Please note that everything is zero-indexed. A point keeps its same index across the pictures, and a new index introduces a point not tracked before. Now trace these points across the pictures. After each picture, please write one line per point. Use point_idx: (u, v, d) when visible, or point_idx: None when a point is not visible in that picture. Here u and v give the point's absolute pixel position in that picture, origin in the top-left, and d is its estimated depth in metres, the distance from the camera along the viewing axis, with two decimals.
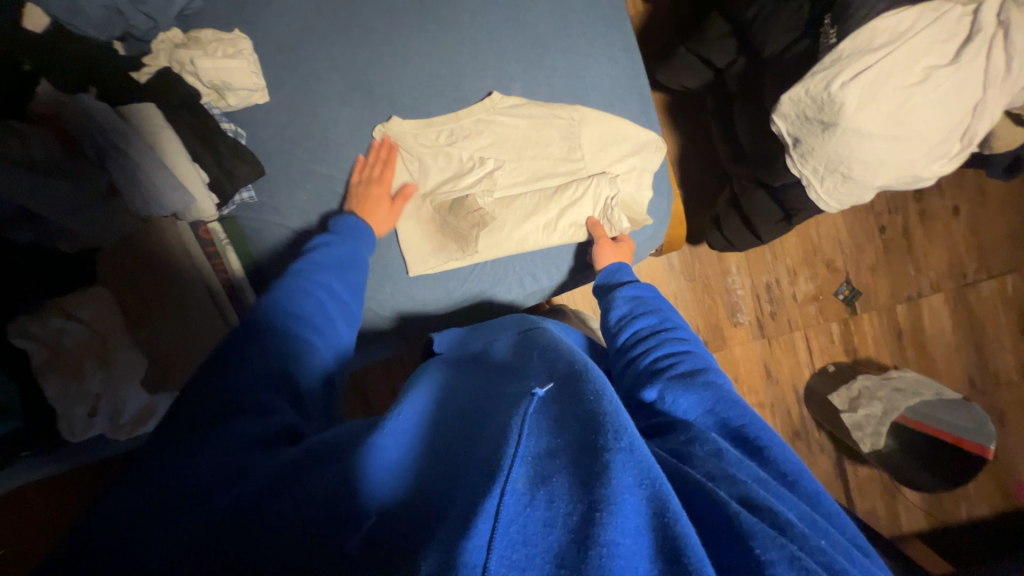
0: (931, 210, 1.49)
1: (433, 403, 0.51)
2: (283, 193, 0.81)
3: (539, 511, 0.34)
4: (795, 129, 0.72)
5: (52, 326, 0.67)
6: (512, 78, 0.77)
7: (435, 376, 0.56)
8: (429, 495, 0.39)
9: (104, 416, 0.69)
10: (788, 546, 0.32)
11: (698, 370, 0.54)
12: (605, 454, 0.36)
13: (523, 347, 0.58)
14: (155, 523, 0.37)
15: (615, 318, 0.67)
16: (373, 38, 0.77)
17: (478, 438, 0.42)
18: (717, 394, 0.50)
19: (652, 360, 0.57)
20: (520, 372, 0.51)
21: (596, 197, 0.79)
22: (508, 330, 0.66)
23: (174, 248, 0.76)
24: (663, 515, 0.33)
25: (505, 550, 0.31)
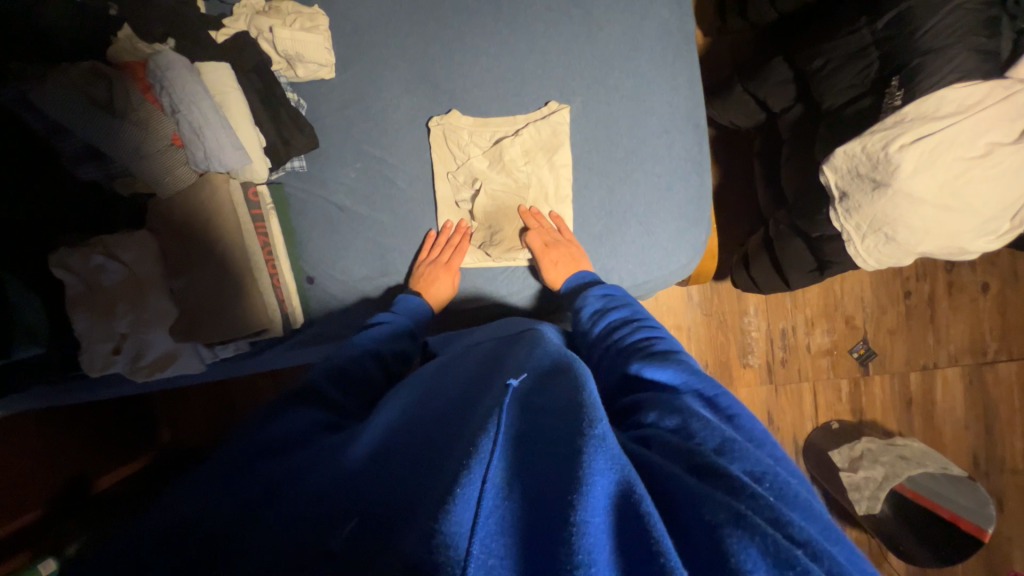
0: (960, 283, 1.47)
1: (411, 403, 0.55)
2: (333, 168, 0.83)
3: (512, 504, 0.36)
4: (844, 183, 0.73)
5: (93, 263, 0.72)
6: (573, 91, 0.78)
7: (411, 385, 0.61)
8: (410, 482, 0.41)
9: (125, 355, 0.75)
10: (733, 507, 0.34)
11: (672, 350, 0.57)
12: (580, 439, 0.39)
13: (514, 346, 0.62)
14: (155, 552, 0.38)
15: (589, 314, 0.70)
16: (445, 32, 0.79)
17: (461, 423, 0.46)
18: (691, 366, 0.53)
19: (627, 347, 0.60)
20: (497, 371, 0.54)
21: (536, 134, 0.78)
22: (492, 334, 0.71)
23: (220, 204, 0.76)
24: (630, 492, 0.36)
25: (486, 537, 0.33)
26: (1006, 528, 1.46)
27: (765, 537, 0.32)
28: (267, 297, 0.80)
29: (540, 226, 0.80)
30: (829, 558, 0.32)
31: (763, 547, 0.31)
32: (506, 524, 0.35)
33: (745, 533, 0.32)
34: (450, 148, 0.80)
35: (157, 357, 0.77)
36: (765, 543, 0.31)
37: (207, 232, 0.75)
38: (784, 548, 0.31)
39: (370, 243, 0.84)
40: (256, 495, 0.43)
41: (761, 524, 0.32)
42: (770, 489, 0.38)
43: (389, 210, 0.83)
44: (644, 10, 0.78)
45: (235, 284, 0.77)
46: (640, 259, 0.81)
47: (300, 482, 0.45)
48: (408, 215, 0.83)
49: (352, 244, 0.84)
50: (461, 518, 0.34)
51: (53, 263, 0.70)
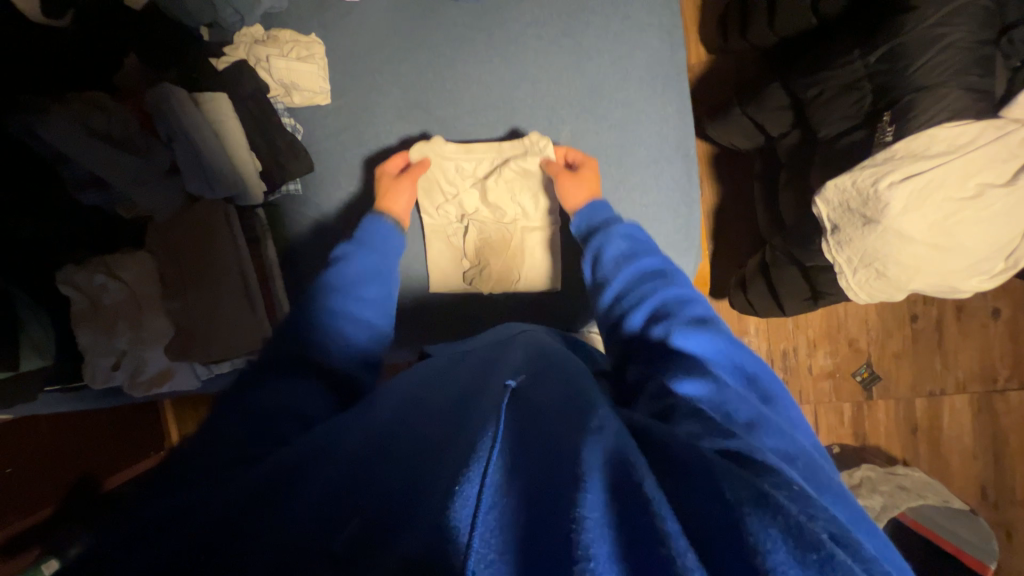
0: (970, 307, 1.43)
1: (394, 388, 0.54)
2: (327, 192, 0.85)
3: (512, 503, 0.34)
4: (834, 216, 0.72)
5: (96, 282, 0.75)
6: (562, 120, 0.79)
7: (405, 375, 0.59)
8: (400, 475, 0.39)
9: (124, 371, 0.78)
10: (756, 486, 0.31)
11: (706, 317, 0.54)
12: (579, 437, 0.37)
13: (509, 348, 0.62)
14: (126, 543, 0.34)
15: (611, 257, 0.64)
16: (437, 62, 0.80)
17: (470, 415, 0.44)
18: (726, 336, 0.51)
19: (655, 305, 0.57)
20: (495, 373, 0.53)
21: (526, 163, 0.80)
22: (488, 339, 0.71)
23: (217, 224, 0.77)
24: (628, 474, 0.33)
25: (486, 533, 0.32)
26: (1012, 562, 1.42)
27: (789, 518, 0.29)
28: (260, 316, 0.81)
29: (524, 254, 0.81)
30: (859, 547, 0.29)
31: (785, 528, 0.28)
32: (504, 520, 0.33)
33: (767, 513, 0.29)
34: (441, 175, 0.82)
35: (156, 373, 0.81)
36: (783, 522, 0.29)
37: (202, 249, 0.77)
38: (810, 532, 0.28)
39: None
40: (239, 497, 0.38)
41: (785, 506, 0.30)
42: (801, 469, 0.39)
43: None
44: (634, 40, 0.78)
45: (232, 304, 0.79)
46: None
47: (242, 471, 0.41)
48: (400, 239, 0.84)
49: None
50: (461, 514, 0.33)
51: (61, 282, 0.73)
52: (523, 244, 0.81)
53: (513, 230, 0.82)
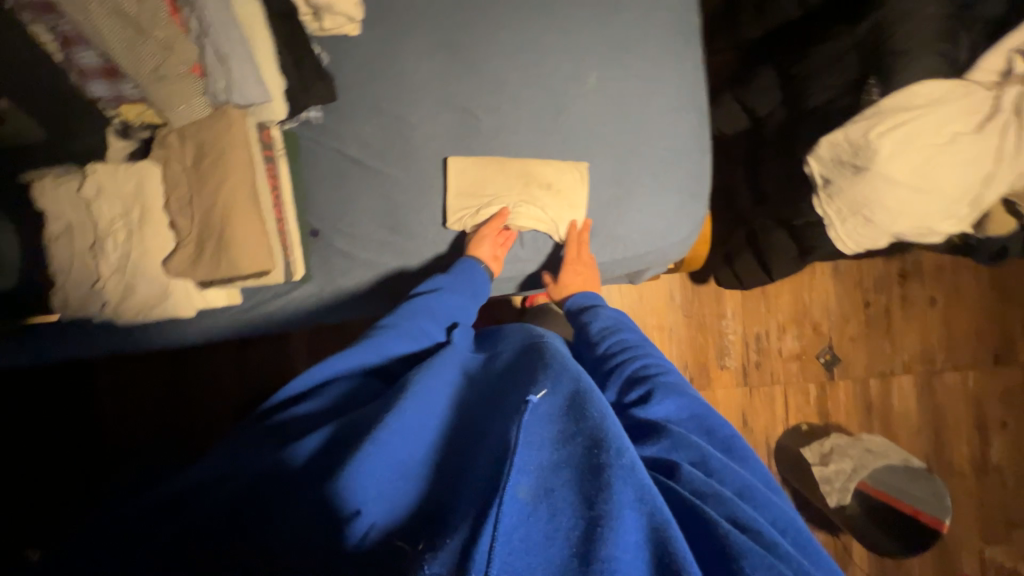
0: (912, 296, 1.61)
1: (432, 414, 0.50)
2: (349, 123, 0.83)
3: (540, 521, 0.37)
4: (827, 172, 0.82)
5: (84, 196, 0.71)
6: (588, 69, 0.83)
7: (435, 377, 0.53)
8: (425, 511, 0.43)
9: (108, 294, 0.72)
10: (772, 564, 0.37)
11: (680, 381, 0.59)
12: (605, 471, 0.39)
13: (536, 348, 0.55)
14: (142, 531, 0.41)
15: (599, 329, 0.70)
16: (471, 5, 0.83)
17: (491, 431, 0.45)
18: (694, 402, 0.57)
19: (630, 372, 0.61)
20: (520, 381, 0.49)
21: (552, 106, 0.83)
22: (514, 338, 0.63)
23: (235, 142, 0.71)
24: (660, 532, 0.37)
25: (510, 555, 0.35)
26: (957, 529, 1.55)
27: None
28: (275, 247, 0.75)
29: (532, 199, 0.83)
30: None
31: None
32: (521, 546, 0.35)
33: None
34: (467, 113, 0.83)
35: (141, 300, 0.73)
36: None
37: (215, 171, 0.71)
38: None
39: (379, 198, 0.83)
40: (246, 489, 0.44)
41: None
42: (790, 539, 0.45)
43: (403, 166, 0.84)
44: (656, 3, 0.85)
45: (242, 223, 0.71)
46: (644, 229, 0.85)
47: (253, 462, 0.47)
48: (422, 173, 0.84)
49: (364, 196, 0.83)
50: (483, 538, 0.35)
51: (36, 194, 0.71)
52: (558, 198, 0.82)
53: (540, 170, 0.82)
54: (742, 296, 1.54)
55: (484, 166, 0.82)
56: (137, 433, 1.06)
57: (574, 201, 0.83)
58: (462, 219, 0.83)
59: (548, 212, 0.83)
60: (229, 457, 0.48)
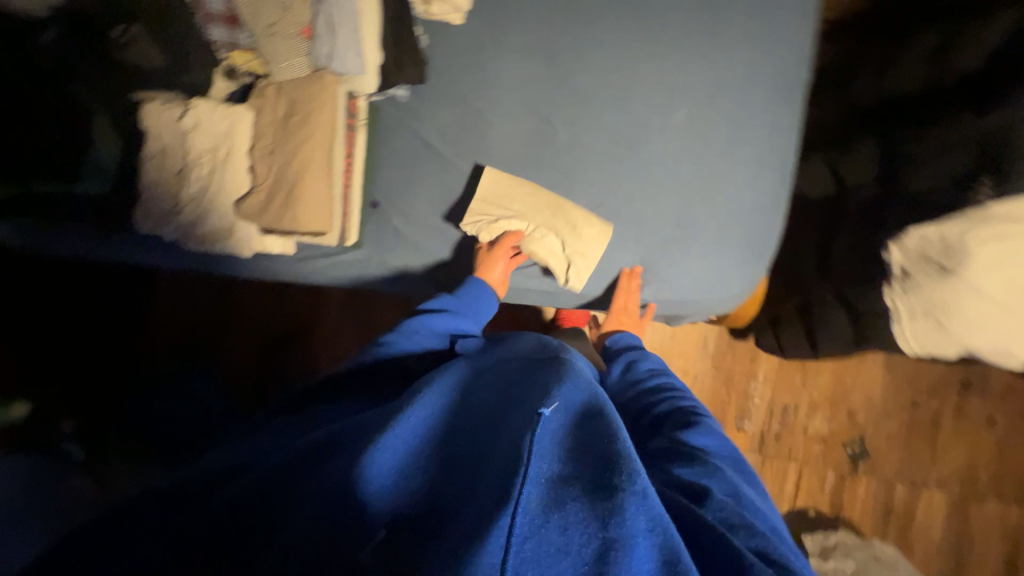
0: (968, 410, 1.47)
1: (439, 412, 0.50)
2: (432, 108, 0.85)
3: (551, 535, 0.37)
4: (906, 264, 0.80)
5: (182, 125, 0.76)
6: (679, 103, 0.81)
7: (444, 381, 0.54)
8: (426, 506, 0.42)
9: (182, 217, 0.78)
10: None
11: (716, 427, 0.65)
12: (618, 493, 0.40)
13: (547, 358, 0.55)
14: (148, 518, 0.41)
15: (647, 368, 0.77)
16: (577, 16, 0.82)
17: (498, 436, 0.45)
18: (730, 447, 0.63)
19: (670, 417, 0.66)
20: (528, 388, 0.49)
21: (633, 133, 0.82)
22: (527, 342, 0.64)
23: (325, 105, 0.75)
24: (675, 560, 0.38)
25: (519, 562, 0.35)
26: None
27: None
28: (336, 210, 0.78)
29: (590, 224, 0.81)
30: None
31: None
32: (528, 557, 0.35)
33: None
34: (546, 122, 0.83)
35: (208, 232, 0.79)
36: None
37: (300, 129, 0.74)
38: None
39: (442, 185, 0.85)
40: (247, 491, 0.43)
41: None
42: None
43: (472, 160, 0.85)
44: (767, 50, 0.81)
45: (312, 184, 0.74)
46: (695, 276, 0.82)
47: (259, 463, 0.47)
48: (488, 171, 0.84)
49: (429, 180, 0.85)
50: (493, 546, 0.35)
51: (139, 116, 0.79)
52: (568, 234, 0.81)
53: (570, 210, 0.81)
54: (779, 362, 1.47)
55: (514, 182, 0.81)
56: (165, 349, 1.13)
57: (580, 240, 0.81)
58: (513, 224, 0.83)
59: (558, 246, 0.81)
60: (239, 456, 0.49)
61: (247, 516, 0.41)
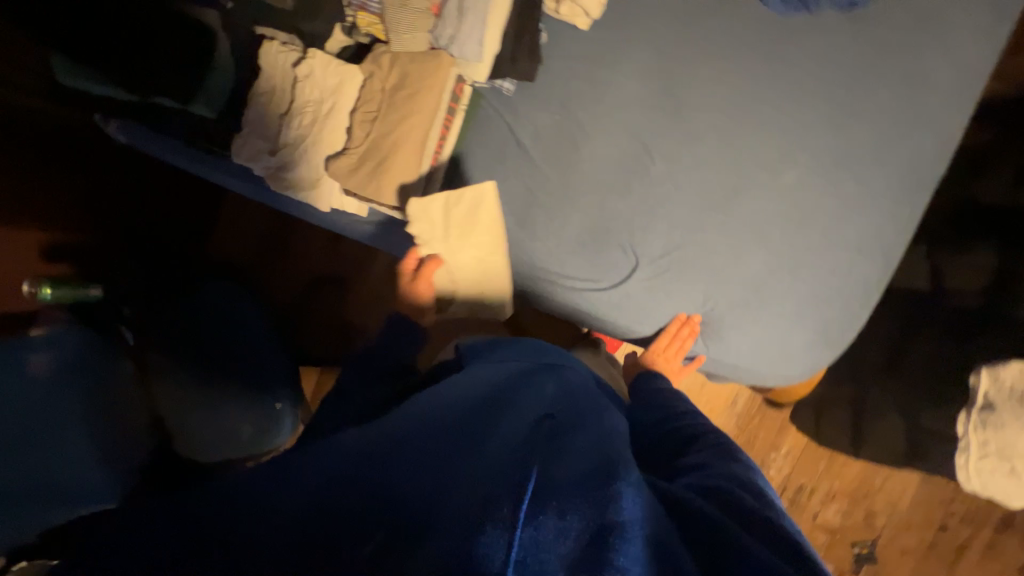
0: (1003, 551, 1.35)
1: (430, 413, 0.53)
2: (534, 108, 0.84)
3: (551, 519, 0.40)
4: (993, 396, 0.76)
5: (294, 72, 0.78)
6: (794, 162, 0.75)
7: (435, 394, 0.58)
8: (421, 488, 0.42)
9: (273, 161, 0.80)
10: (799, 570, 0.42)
11: (729, 441, 0.65)
12: (611, 481, 0.44)
13: (534, 378, 0.62)
14: (145, 518, 0.42)
15: (671, 391, 0.78)
16: (706, 48, 0.78)
17: (492, 433, 0.49)
18: (742, 457, 0.63)
19: (676, 436, 0.67)
20: (517, 402, 0.55)
21: (734, 182, 0.76)
22: (520, 354, 0.69)
23: (433, 83, 0.73)
24: (666, 544, 0.42)
25: (524, 539, 0.37)
26: None
27: None
28: (417, 188, 0.78)
29: (661, 263, 0.79)
30: None
31: None
32: (530, 535, 0.38)
33: None
34: (644, 150, 0.80)
35: (293, 179, 0.81)
36: None
37: (404, 101, 0.73)
38: None
39: (523, 188, 0.84)
40: (238, 501, 0.42)
41: None
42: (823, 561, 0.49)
43: (559, 170, 0.83)
44: (907, 128, 0.74)
45: (402, 161, 0.75)
46: (758, 345, 0.78)
47: (258, 473, 0.48)
48: (572, 184, 0.82)
49: (511, 181, 0.84)
50: (495, 534, 0.37)
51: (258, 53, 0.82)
52: (488, 264, 0.85)
53: (644, 247, 0.79)
54: (807, 442, 1.40)
55: (470, 213, 0.81)
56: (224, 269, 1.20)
57: (491, 272, 0.85)
58: (583, 246, 0.82)
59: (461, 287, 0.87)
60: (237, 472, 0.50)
61: (241, 510, 0.41)
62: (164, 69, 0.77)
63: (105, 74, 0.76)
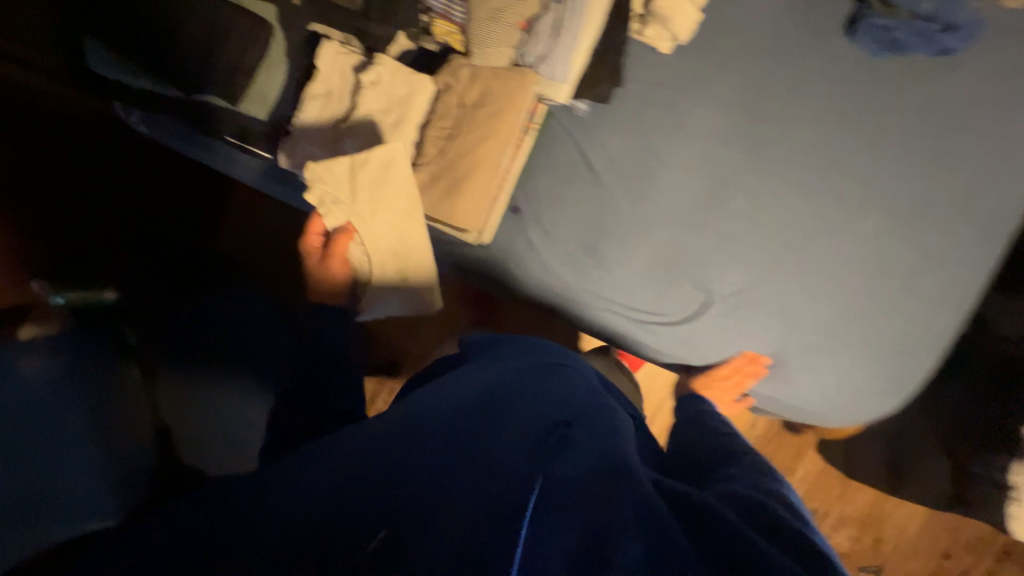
0: None
1: (434, 408, 0.49)
2: (607, 132, 0.80)
3: (549, 528, 0.37)
4: None
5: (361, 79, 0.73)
6: (876, 208, 0.73)
7: (445, 389, 0.55)
8: (416, 484, 0.39)
9: (334, 173, 0.75)
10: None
11: (752, 450, 0.62)
12: (613, 488, 0.41)
13: (543, 375, 0.58)
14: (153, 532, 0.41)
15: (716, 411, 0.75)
16: (791, 85, 0.76)
17: (496, 434, 0.45)
18: (765, 463, 0.59)
19: (701, 449, 0.64)
20: (523, 402, 0.51)
21: (815, 223, 0.75)
22: (528, 346, 0.65)
23: (515, 102, 0.69)
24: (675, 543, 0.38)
25: (518, 545, 0.34)
26: None
27: None
28: (489, 211, 0.74)
29: (735, 302, 0.77)
30: None
31: None
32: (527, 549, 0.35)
33: None
34: (721, 184, 0.77)
35: None
36: None
37: (485, 120, 0.69)
38: None
39: (592, 213, 0.81)
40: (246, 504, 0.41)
41: None
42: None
43: (631, 199, 0.80)
44: (986, 181, 0.74)
45: (479, 182, 0.70)
46: (827, 390, 0.77)
47: (271, 473, 0.46)
48: (644, 214, 0.79)
49: (580, 207, 0.81)
50: (485, 541, 0.34)
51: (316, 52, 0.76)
52: (407, 235, 0.74)
53: (718, 285, 0.77)
54: None
55: (439, 209, 0.71)
56: None
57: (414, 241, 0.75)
58: (655, 280, 0.79)
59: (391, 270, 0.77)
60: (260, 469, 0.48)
61: (241, 513, 0.40)
62: (223, 70, 0.73)
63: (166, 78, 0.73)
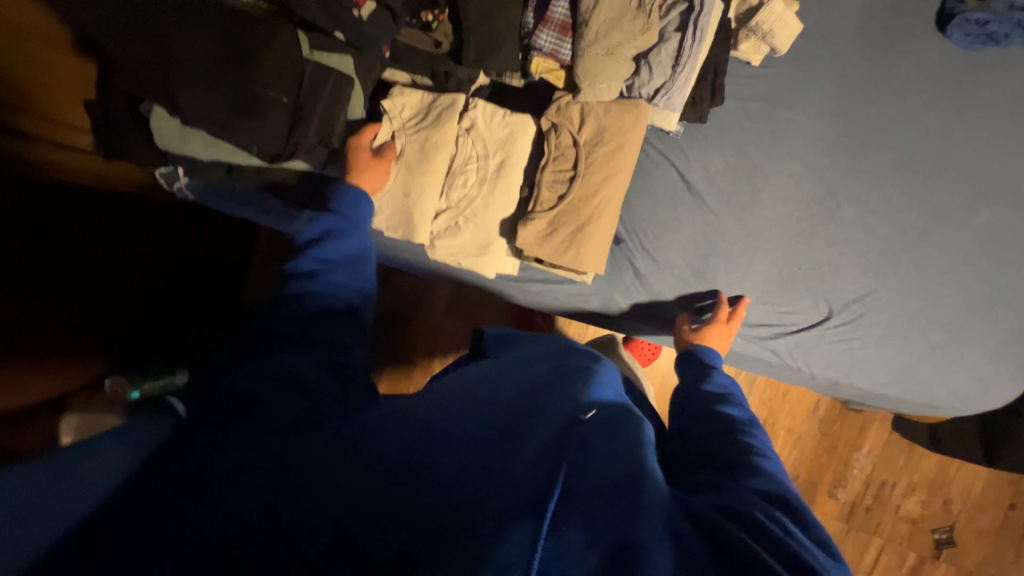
0: None
1: (401, 423, 0.37)
2: (705, 150, 0.78)
3: None
4: None
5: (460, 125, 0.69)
6: (983, 201, 0.75)
7: (425, 397, 0.42)
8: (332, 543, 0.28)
9: (442, 226, 0.71)
10: None
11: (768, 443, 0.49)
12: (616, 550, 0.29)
13: (560, 375, 0.46)
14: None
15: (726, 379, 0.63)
16: (888, 85, 0.75)
17: (490, 458, 0.33)
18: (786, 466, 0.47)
19: (714, 432, 0.52)
20: (532, 408, 0.39)
21: (925, 221, 0.75)
22: (540, 348, 0.54)
23: (631, 133, 0.68)
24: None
25: None
26: None
27: None
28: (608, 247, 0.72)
29: (854, 308, 0.77)
30: None
31: None
32: None
33: None
34: (827, 191, 0.76)
35: (461, 243, 0.72)
36: None
37: (606, 156, 0.67)
38: None
39: (698, 234, 0.78)
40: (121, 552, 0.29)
41: None
42: None
43: (737, 216, 0.78)
44: None
45: (604, 220, 0.68)
46: (949, 382, 0.78)
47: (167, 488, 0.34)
48: (751, 229, 0.78)
49: (687, 231, 0.78)
50: None
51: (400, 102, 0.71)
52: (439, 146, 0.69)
53: (836, 292, 0.77)
54: None
55: (568, 249, 0.68)
56: None
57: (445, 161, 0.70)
58: (771, 294, 0.78)
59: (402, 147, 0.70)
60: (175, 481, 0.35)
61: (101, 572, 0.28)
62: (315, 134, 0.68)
63: (255, 153, 0.66)
